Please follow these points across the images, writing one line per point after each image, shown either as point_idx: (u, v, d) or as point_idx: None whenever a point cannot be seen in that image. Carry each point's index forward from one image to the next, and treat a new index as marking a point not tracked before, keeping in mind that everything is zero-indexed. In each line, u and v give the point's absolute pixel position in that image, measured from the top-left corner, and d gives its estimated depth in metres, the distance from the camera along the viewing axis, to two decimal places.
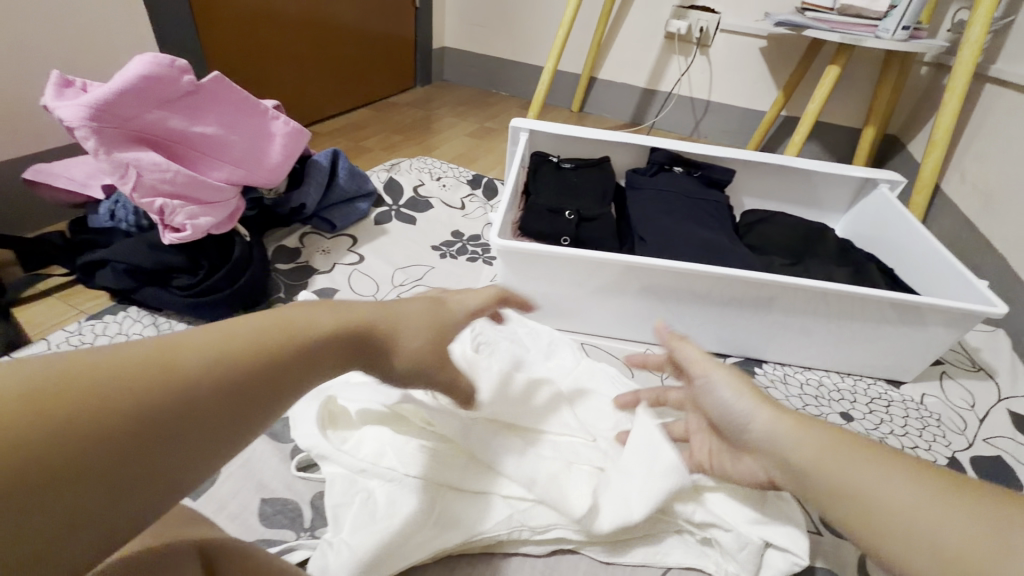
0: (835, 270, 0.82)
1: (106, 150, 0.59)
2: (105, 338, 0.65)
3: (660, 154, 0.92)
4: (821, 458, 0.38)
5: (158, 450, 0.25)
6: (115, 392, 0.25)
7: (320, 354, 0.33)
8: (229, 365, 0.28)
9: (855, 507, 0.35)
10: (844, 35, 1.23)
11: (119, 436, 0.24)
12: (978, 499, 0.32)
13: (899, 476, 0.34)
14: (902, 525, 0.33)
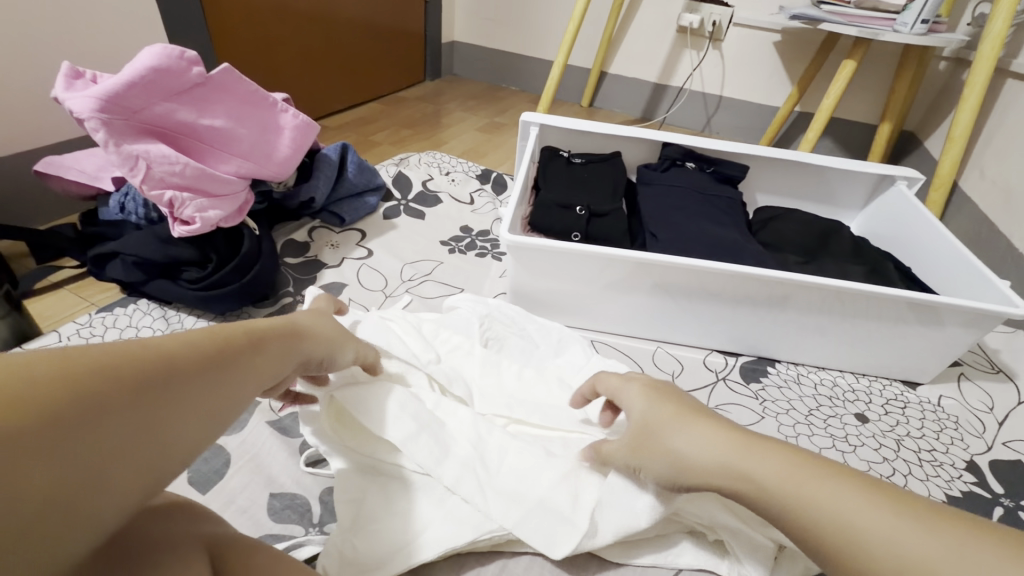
0: (851, 269, 0.80)
1: (116, 142, 0.59)
2: (115, 331, 0.65)
3: (673, 149, 0.91)
4: (774, 482, 0.36)
5: (163, 413, 0.29)
6: (114, 367, 0.27)
7: (270, 340, 0.38)
8: (201, 347, 0.32)
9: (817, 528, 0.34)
10: (861, 29, 1.21)
11: (131, 402, 0.27)
12: (898, 499, 0.34)
13: (843, 490, 0.34)
14: (866, 549, 0.32)
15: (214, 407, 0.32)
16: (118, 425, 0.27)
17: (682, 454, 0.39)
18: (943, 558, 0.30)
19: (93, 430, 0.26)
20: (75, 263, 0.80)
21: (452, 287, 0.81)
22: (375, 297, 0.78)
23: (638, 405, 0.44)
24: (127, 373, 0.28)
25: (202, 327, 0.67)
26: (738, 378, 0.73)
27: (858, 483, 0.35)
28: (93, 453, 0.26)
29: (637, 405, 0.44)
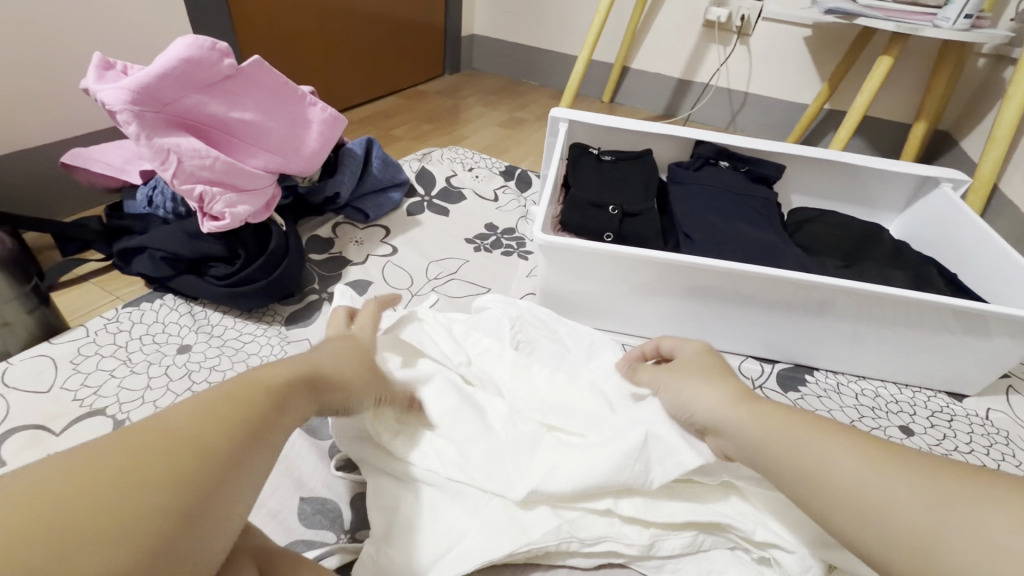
0: (893, 275, 0.77)
1: (147, 136, 0.58)
2: (142, 327, 0.64)
3: (706, 148, 0.88)
4: (809, 467, 0.38)
5: (202, 490, 0.29)
6: (132, 461, 0.28)
7: (284, 393, 0.37)
8: (216, 416, 0.32)
9: (851, 512, 0.36)
10: (901, 24, 1.16)
11: (158, 491, 0.27)
12: (917, 470, 0.36)
13: (869, 463, 0.37)
14: (893, 516, 0.34)
15: (249, 470, 0.32)
16: (159, 506, 0.27)
17: (756, 445, 0.41)
18: (960, 515, 0.32)
19: (134, 520, 0.26)
20: (100, 256, 0.80)
21: (479, 286, 0.80)
22: (401, 296, 0.76)
23: (711, 395, 0.46)
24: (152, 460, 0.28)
25: (229, 323, 0.66)
26: (775, 387, 0.71)
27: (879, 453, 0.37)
28: (142, 540, 0.26)
29: (712, 395, 0.46)
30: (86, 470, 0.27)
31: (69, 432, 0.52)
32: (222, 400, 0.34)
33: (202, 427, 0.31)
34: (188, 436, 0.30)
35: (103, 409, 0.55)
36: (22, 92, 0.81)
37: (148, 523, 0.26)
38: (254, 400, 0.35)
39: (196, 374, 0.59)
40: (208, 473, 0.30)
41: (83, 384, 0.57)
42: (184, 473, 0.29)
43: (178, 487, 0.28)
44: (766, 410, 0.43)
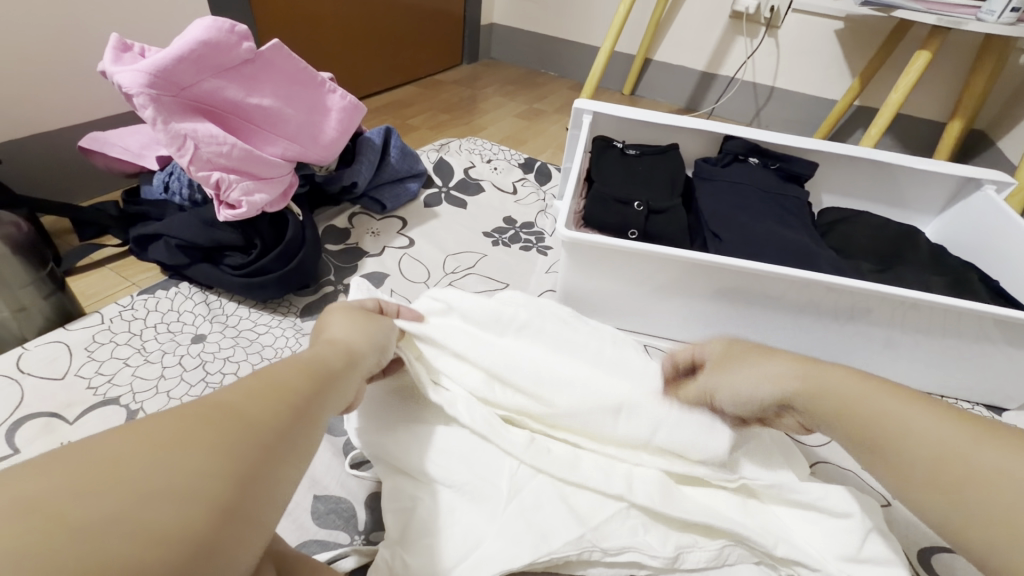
0: (931, 280, 0.74)
1: (164, 120, 0.56)
2: (156, 315, 0.64)
3: (736, 143, 0.85)
4: (882, 423, 0.38)
5: (257, 466, 0.29)
6: (186, 434, 0.27)
7: (321, 374, 0.38)
8: (264, 395, 0.32)
9: (914, 460, 0.36)
10: (942, 17, 1.11)
11: (218, 460, 0.27)
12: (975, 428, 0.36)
13: (944, 419, 0.37)
14: (962, 467, 0.34)
15: (299, 451, 0.32)
16: (219, 476, 0.27)
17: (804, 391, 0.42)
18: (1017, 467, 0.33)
19: (195, 488, 0.26)
20: (116, 242, 0.79)
21: (497, 282, 0.78)
22: (418, 290, 0.75)
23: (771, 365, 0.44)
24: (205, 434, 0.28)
25: (243, 314, 0.65)
26: None
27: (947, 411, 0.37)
28: (207, 507, 0.26)
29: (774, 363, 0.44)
30: (144, 439, 0.27)
31: (83, 421, 0.52)
32: (264, 382, 0.34)
33: (253, 406, 0.31)
34: (240, 415, 0.30)
35: (116, 398, 0.54)
36: (39, 74, 0.79)
37: (210, 491, 0.26)
38: (297, 384, 0.35)
39: (210, 365, 0.58)
40: (260, 448, 0.30)
41: (97, 372, 0.56)
42: (240, 446, 0.29)
43: (235, 460, 0.28)
44: (837, 371, 0.42)
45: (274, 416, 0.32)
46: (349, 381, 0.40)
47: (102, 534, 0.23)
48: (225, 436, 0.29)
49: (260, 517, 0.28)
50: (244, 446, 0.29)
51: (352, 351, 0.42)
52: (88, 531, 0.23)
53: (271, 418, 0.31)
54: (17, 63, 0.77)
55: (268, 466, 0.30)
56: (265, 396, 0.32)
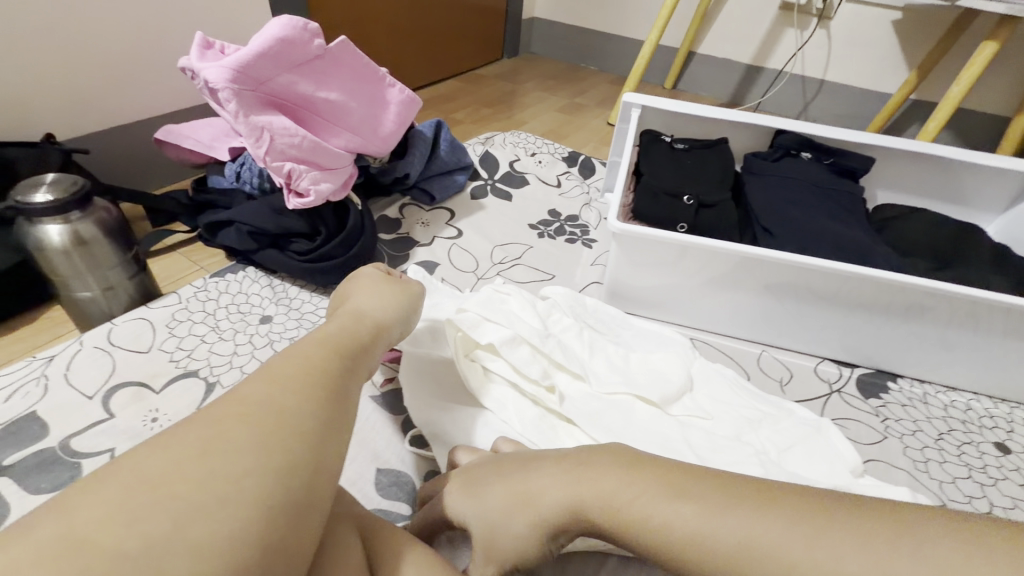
0: (993, 280, 0.71)
1: (244, 113, 0.60)
2: (227, 296, 0.68)
3: (788, 137, 0.83)
4: (608, 495, 0.35)
5: (308, 444, 0.32)
6: (231, 431, 0.30)
7: (347, 351, 0.40)
8: (296, 380, 0.34)
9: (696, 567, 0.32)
10: (1012, 6, 1.06)
11: (268, 449, 0.30)
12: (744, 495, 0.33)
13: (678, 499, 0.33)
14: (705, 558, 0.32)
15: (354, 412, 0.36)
16: (272, 461, 0.30)
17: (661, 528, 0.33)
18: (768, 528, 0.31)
19: (250, 482, 0.29)
20: (185, 228, 0.84)
21: (544, 273, 0.79)
22: (467, 279, 0.77)
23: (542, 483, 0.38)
24: (249, 428, 0.30)
25: (305, 297, 0.69)
26: (855, 392, 0.67)
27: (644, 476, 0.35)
28: (268, 492, 0.29)
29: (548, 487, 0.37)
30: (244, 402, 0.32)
31: (168, 391, 0.56)
32: (297, 364, 0.36)
33: (290, 391, 0.33)
34: (279, 404, 0.32)
35: (196, 370, 0.59)
36: (121, 70, 0.85)
37: (266, 476, 0.29)
38: (325, 363, 0.37)
39: (277, 344, 0.62)
40: (306, 431, 0.32)
41: (178, 347, 0.61)
42: (286, 432, 0.31)
43: (284, 446, 0.31)
44: (552, 471, 0.38)
45: (312, 396, 0.34)
46: (375, 354, 0.43)
47: (179, 527, 0.26)
48: (270, 428, 0.31)
49: (323, 485, 0.32)
50: (291, 430, 0.31)
51: (363, 318, 0.45)
52: (165, 525, 0.26)
53: (313, 399, 0.34)
54: (102, 59, 0.82)
55: (318, 442, 0.32)
56: (296, 379, 0.34)
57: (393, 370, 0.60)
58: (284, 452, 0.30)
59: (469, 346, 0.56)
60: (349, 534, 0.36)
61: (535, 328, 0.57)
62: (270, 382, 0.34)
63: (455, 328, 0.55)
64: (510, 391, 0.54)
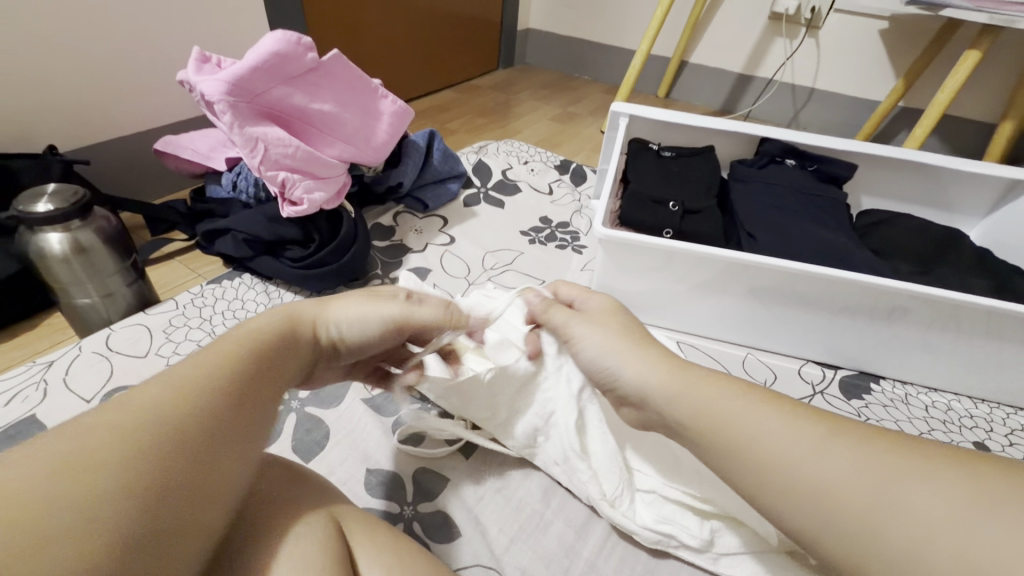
0: (973, 283, 0.73)
1: (239, 125, 0.62)
2: (223, 302, 0.70)
3: (772, 145, 0.85)
4: (709, 399, 0.40)
5: (171, 464, 0.28)
6: (100, 457, 0.26)
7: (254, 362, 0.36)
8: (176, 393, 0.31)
9: (744, 460, 0.36)
10: (993, 16, 1.08)
11: (124, 461, 0.27)
12: (838, 428, 0.35)
13: (768, 417, 0.37)
14: (751, 454, 0.36)
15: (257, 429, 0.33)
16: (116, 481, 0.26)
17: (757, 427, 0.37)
18: (826, 460, 0.34)
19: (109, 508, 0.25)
20: (184, 236, 0.86)
21: (534, 278, 0.81)
22: (458, 285, 0.79)
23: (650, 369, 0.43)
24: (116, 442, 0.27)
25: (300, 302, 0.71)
26: (837, 393, 0.68)
27: (751, 396, 0.39)
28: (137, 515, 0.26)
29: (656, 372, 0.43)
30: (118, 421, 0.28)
31: None
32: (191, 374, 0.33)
33: (166, 404, 0.30)
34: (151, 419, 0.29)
35: None
36: (120, 83, 0.87)
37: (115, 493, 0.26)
38: (225, 378, 0.33)
39: None
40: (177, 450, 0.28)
41: (174, 352, 0.62)
42: (142, 448, 0.27)
43: (122, 482, 0.26)
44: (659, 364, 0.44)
45: (195, 410, 0.30)
46: (293, 366, 0.39)
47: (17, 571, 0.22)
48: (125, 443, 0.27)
49: (209, 512, 0.29)
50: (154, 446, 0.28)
51: (289, 325, 0.41)
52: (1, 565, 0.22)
53: (172, 418, 0.29)
54: (101, 73, 0.85)
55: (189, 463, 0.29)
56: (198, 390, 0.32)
57: None
58: (137, 476, 0.26)
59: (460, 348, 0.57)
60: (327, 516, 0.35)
61: None
62: (145, 395, 0.30)
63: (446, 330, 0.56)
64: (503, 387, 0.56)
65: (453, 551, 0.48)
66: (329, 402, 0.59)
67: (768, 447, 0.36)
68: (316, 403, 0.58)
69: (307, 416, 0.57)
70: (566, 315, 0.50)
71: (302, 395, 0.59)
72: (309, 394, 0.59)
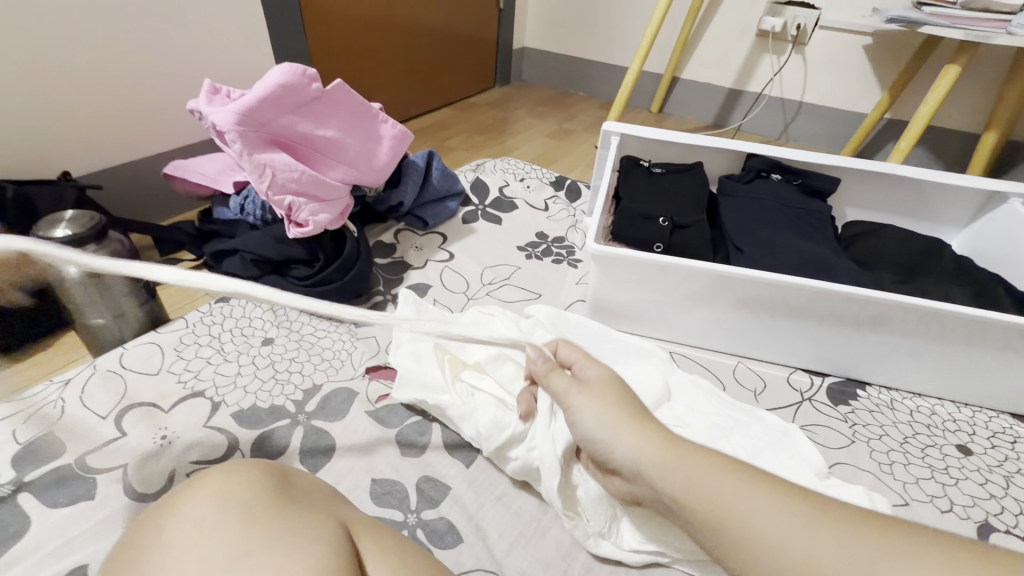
0: (954, 291, 0.76)
1: (248, 152, 0.65)
2: (231, 320, 0.72)
3: (759, 160, 0.89)
4: (690, 477, 0.38)
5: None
6: None
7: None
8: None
9: (729, 534, 0.35)
10: (970, 32, 1.12)
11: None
12: (802, 496, 0.35)
13: (728, 480, 0.37)
14: (729, 519, 0.35)
15: None
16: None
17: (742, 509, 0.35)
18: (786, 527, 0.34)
19: None
20: (192, 256, 0.89)
21: (531, 292, 0.84)
22: (457, 300, 0.81)
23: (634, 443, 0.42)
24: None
25: (305, 319, 0.74)
26: (825, 400, 0.71)
27: (726, 463, 0.38)
28: None
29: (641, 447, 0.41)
30: None
31: (176, 410, 0.60)
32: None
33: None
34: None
35: (202, 391, 0.62)
36: (129, 111, 0.91)
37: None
38: None
39: (279, 364, 0.67)
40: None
41: (185, 369, 0.65)
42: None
43: None
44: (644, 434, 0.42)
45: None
46: None
47: None
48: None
49: None
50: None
51: None
52: None
53: None
54: (112, 101, 0.88)
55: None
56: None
57: (387, 387, 0.64)
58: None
59: (458, 366, 0.62)
60: (329, 528, 0.35)
61: (519, 347, 0.63)
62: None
63: (444, 350, 0.63)
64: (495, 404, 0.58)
65: (454, 558, 0.50)
66: (335, 414, 0.61)
67: (766, 530, 0.34)
68: (322, 416, 0.61)
69: (314, 428, 0.59)
70: (566, 382, 0.48)
71: (309, 409, 0.61)
72: (315, 408, 0.62)
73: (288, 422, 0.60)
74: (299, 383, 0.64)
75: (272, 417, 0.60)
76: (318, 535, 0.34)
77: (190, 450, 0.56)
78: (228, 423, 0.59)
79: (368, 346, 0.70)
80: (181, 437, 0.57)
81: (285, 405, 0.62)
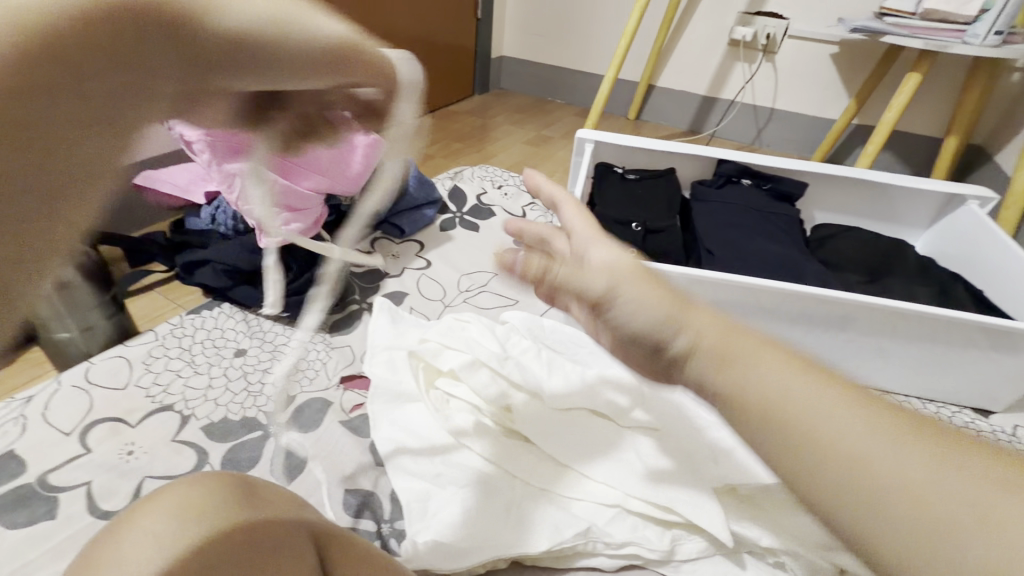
0: (916, 291, 0.78)
1: (218, 162, 0.65)
2: (202, 331, 0.71)
3: (728, 166, 0.91)
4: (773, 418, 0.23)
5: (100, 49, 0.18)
6: None
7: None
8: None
9: (861, 488, 0.21)
10: (928, 41, 1.16)
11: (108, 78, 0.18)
12: (941, 441, 0.21)
13: (785, 367, 0.24)
14: (791, 424, 0.23)
15: None
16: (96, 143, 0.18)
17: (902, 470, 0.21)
18: (855, 438, 0.22)
19: None
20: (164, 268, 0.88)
21: (508, 298, 0.84)
22: (434, 307, 0.81)
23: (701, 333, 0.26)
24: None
25: (279, 330, 0.73)
26: None
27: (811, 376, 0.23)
28: None
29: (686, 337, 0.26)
30: None
31: (144, 425, 0.59)
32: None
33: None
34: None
35: (171, 405, 0.61)
36: None
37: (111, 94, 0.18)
38: None
39: (252, 376, 0.66)
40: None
41: (154, 382, 0.64)
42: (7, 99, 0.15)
43: None
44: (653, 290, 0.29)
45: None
46: None
47: None
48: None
49: None
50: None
51: None
52: None
53: None
54: None
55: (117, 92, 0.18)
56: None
57: (362, 396, 0.64)
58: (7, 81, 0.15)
59: (433, 374, 0.61)
60: (296, 550, 0.35)
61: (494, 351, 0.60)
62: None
63: (417, 358, 0.61)
64: (471, 417, 0.58)
65: None
66: (308, 425, 0.61)
67: (895, 486, 0.21)
68: (295, 427, 0.60)
69: None
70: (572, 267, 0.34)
71: (281, 420, 0.61)
72: (288, 419, 0.61)
73: (260, 433, 0.59)
74: (272, 394, 0.64)
75: (244, 429, 0.60)
76: (279, 540, 0.34)
77: (157, 466, 0.55)
78: (198, 436, 0.58)
79: (343, 356, 0.70)
80: (148, 453, 0.56)
81: (257, 417, 0.61)
